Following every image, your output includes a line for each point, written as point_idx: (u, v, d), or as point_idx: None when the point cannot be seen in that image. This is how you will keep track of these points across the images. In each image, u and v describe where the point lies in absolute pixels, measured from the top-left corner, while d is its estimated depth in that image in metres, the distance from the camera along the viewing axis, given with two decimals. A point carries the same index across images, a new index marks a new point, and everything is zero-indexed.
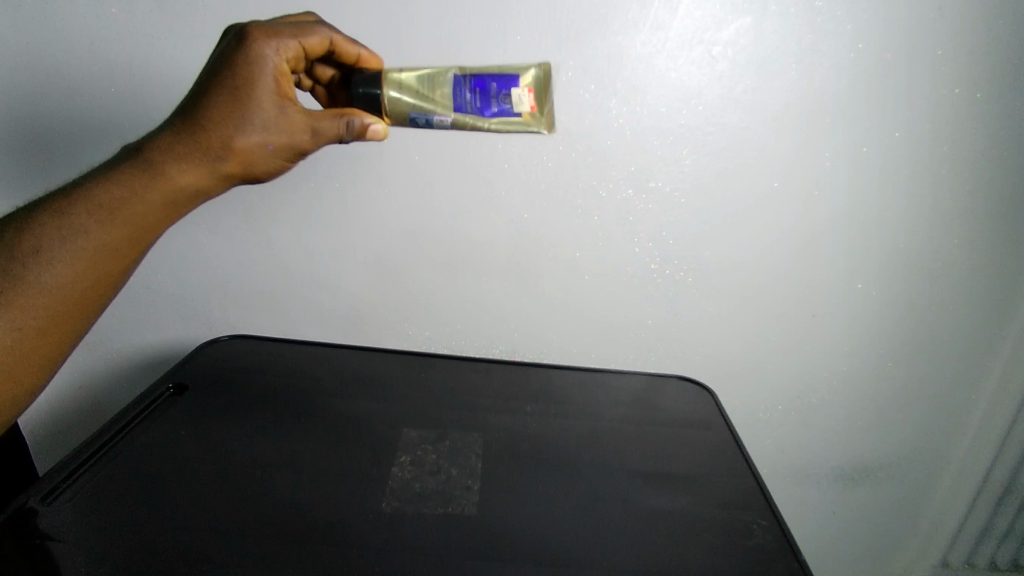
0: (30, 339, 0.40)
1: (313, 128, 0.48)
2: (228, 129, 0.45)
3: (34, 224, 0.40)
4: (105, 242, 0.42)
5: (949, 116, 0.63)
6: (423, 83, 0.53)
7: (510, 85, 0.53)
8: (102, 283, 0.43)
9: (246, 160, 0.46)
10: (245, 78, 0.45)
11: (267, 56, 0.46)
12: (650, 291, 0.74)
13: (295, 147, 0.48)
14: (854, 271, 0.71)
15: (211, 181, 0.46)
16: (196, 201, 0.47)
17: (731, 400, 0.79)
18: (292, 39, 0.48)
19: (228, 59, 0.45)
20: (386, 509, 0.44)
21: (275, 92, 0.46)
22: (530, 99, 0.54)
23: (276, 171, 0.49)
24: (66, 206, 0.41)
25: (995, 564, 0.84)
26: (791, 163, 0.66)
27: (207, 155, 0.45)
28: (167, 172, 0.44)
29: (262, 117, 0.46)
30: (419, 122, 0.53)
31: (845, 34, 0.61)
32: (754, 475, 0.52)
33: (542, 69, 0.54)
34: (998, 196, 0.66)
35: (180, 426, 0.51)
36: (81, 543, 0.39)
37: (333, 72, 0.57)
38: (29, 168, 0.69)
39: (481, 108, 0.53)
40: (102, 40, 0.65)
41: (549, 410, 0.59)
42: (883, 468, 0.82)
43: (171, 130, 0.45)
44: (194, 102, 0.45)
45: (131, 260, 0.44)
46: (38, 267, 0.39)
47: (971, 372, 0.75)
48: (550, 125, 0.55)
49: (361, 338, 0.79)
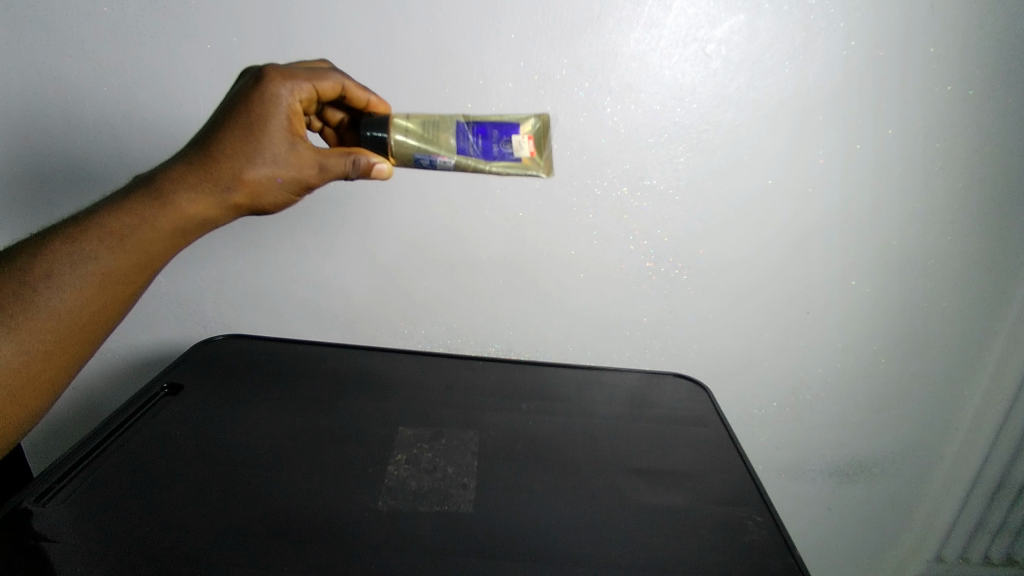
0: (35, 363, 0.39)
1: (321, 165, 0.48)
2: (239, 162, 0.44)
3: (45, 249, 0.40)
4: (113, 268, 0.42)
5: (941, 115, 0.63)
6: (427, 128, 0.52)
7: (511, 132, 0.53)
8: (108, 309, 0.43)
9: (254, 192, 0.46)
10: (258, 114, 0.45)
11: (282, 96, 0.46)
12: (646, 288, 0.74)
13: (303, 182, 0.48)
14: (848, 269, 0.71)
15: (220, 210, 0.46)
16: (203, 229, 0.46)
17: (726, 398, 0.80)
18: (307, 82, 0.47)
19: (243, 97, 0.45)
20: (381, 507, 0.44)
21: (287, 129, 0.46)
22: (530, 145, 0.54)
23: (283, 203, 0.49)
24: (77, 232, 0.41)
25: (990, 559, 0.84)
26: (784, 163, 0.67)
27: (217, 186, 0.44)
28: (176, 201, 0.44)
29: (273, 152, 0.45)
30: (422, 163, 0.52)
31: (838, 31, 0.61)
32: (748, 471, 0.52)
33: (541, 119, 0.55)
34: (990, 193, 0.67)
35: (178, 428, 0.51)
36: (79, 547, 0.38)
37: (342, 116, 0.56)
38: (23, 171, 0.68)
39: (483, 152, 0.53)
40: (93, 39, 0.64)
41: (545, 408, 0.59)
42: (876, 463, 0.82)
43: (183, 160, 0.44)
44: (207, 135, 0.45)
45: (138, 286, 0.44)
46: (48, 291, 0.39)
47: (964, 367, 0.76)
48: (549, 170, 0.55)
49: (356, 337, 0.79)
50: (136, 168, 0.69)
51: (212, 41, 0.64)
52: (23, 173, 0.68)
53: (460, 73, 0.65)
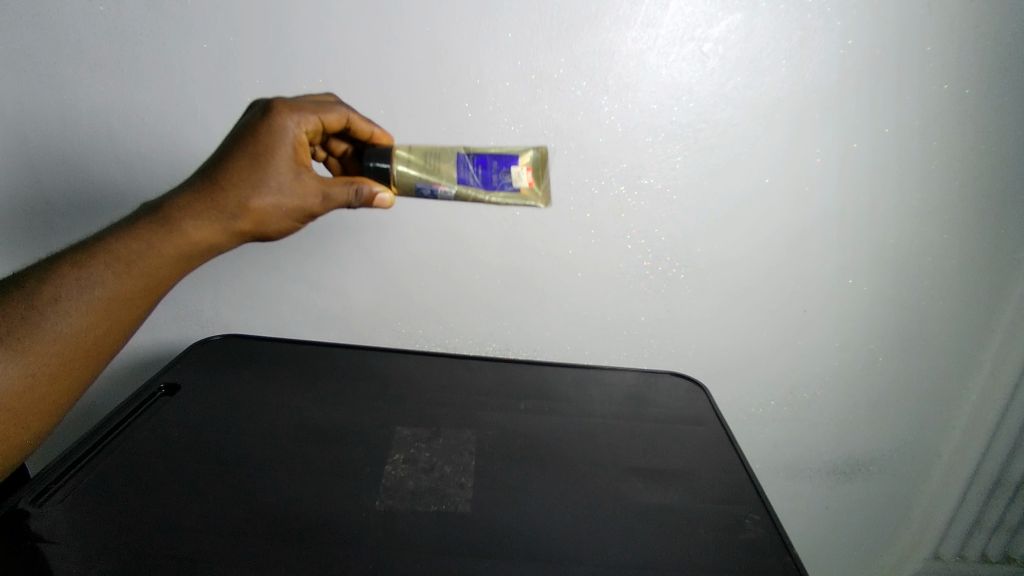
0: (40, 385, 0.39)
1: (324, 193, 0.47)
2: (244, 190, 0.44)
3: (54, 273, 0.40)
4: (119, 292, 0.42)
5: (937, 113, 0.63)
6: (428, 159, 0.52)
7: (510, 164, 0.53)
8: (112, 333, 0.43)
9: (259, 220, 0.45)
10: (264, 144, 0.45)
11: (288, 127, 0.46)
12: (644, 288, 0.74)
13: (306, 210, 0.47)
14: (845, 268, 0.71)
15: (224, 238, 0.45)
16: (208, 255, 0.46)
17: (724, 397, 0.80)
18: (313, 114, 0.48)
19: (251, 128, 0.45)
20: (378, 508, 0.44)
21: (292, 158, 0.46)
22: (529, 176, 0.54)
23: (286, 231, 0.48)
24: (85, 257, 0.41)
25: (987, 557, 0.84)
26: (781, 162, 0.67)
27: (222, 214, 0.44)
28: (181, 227, 0.44)
29: (279, 180, 0.45)
30: (424, 192, 0.52)
31: (835, 30, 0.61)
32: (745, 468, 0.53)
33: (539, 151, 0.55)
34: (986, 191, 0.67)
35: (176, 429, 0.51)
36: (74, 545, 0.38)
37: (347, 146, 0.56)
38: (18, 173, 0.68)
39: (483, 181, 0.53)
40: (88, 38, 0.64)
41: (542, 407, 0.59)
42: (874, 462, 0.83)
43: (190, 189, 0.44)
44: (214, 165, 0.45)
45: (143, 310, 0.44)
46: (54, 315, 0.40)
47: (961, 365, 0.76)
48: (547, 201, 0.55)
49: (354, 337, 0.79)
50: (133, 167, 0.69)
51: (208, 40, 0.64)
52: (19, 175, 0.68)
53: (456, 72, 0.64)
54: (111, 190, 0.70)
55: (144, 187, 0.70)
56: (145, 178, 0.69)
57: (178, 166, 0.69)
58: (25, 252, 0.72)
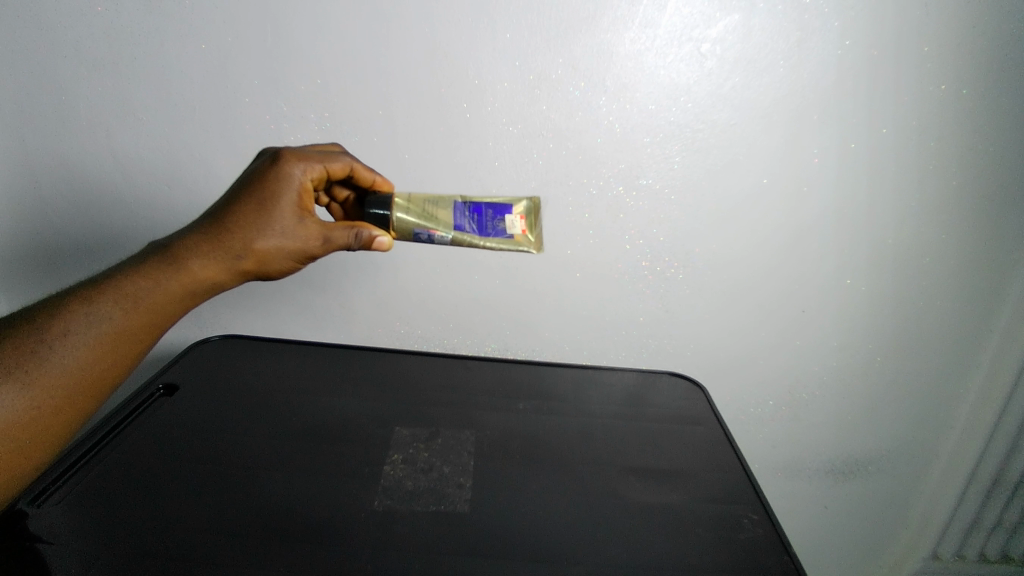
0: (43, 418, 0.39)
1: (325, 237, 0.48)
2: (249, 233, 0.45)
3: (63, 307, 0.40)
4: (125, 327, 0.42)
5: (935, 114, 0.64)
6: (426, 206, 0.53)
7: (503, 212, 0.54)
8: (116, 367, 0.43)
9: (262, 260, 0.47)
10: (270, 191, 0.46)
11: (294, 175, 0.47)
12: (641, 288, 0.74)
13: (307, 253, 0.49)
14: (842, 268, 0.71)
15: (228, 276, 0.46)
16: (211, 293, 0.47)
17: (722, 396, 0.80)
18: (318, 163, 0.49)
19: (258, 175, 0.47)
20: (377, 507, 0.44)
21: (296, 204, 0.47)
22: (522, 225, 0.55)
23: (286, 271, 0.49)
24: (94, 291, 0.42)
25: (985, 556, 0.84)
26: (779, 163, 0.67)
27: (227, 254, 0.45)
28: (188, 265, 0.44)
29: (282, 226, 0.47)
30: (421, 238, 0.53)
31: (833, 30, 0.61)
32: (743, 468, 0.53)
33: (532, 201, 0.56)
34: (983, 192, 0.67)
35: (175, 430, 0.51)
36: (74, 547, 0.38)
37: (349, 193, 0.56)
38: (18, 171, 0.69)
39: (478, 229, 0.54)
40: (85, 38, 0.64)
41: (542, 408, 0.59)
42: (872, 462, 0.83)
43: (198, 230, 0.45)
44: (222, 208, 0.46)
45: (146, 345, 0.45)
46: (62, 348, 0.39)
47: (958, 366, 0.76)
48: (540, 246, 0.56)
49: (353, 338, 0.79)
50: (132, 167, 0.69)
51: (205, 40, 0.64)
52: (20, 172, 0.69)
53: (455, 73, 0.64)
54: (109, 190, 0.70)
55: (143, 188, 0.70)
56: (143, 177, 0.70)
57: (176, 165, 0.69)
58: (23, 248, 0.72)
